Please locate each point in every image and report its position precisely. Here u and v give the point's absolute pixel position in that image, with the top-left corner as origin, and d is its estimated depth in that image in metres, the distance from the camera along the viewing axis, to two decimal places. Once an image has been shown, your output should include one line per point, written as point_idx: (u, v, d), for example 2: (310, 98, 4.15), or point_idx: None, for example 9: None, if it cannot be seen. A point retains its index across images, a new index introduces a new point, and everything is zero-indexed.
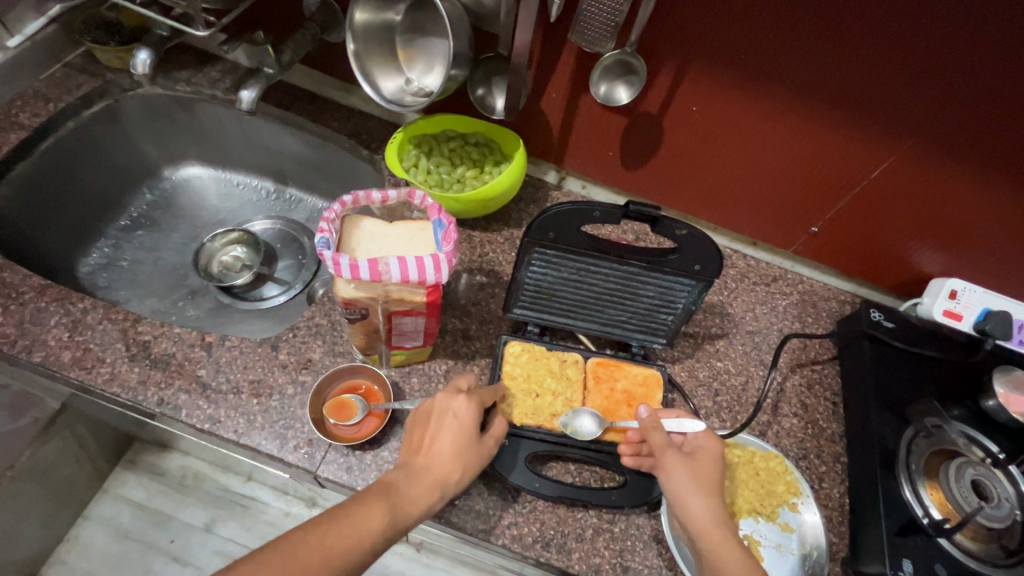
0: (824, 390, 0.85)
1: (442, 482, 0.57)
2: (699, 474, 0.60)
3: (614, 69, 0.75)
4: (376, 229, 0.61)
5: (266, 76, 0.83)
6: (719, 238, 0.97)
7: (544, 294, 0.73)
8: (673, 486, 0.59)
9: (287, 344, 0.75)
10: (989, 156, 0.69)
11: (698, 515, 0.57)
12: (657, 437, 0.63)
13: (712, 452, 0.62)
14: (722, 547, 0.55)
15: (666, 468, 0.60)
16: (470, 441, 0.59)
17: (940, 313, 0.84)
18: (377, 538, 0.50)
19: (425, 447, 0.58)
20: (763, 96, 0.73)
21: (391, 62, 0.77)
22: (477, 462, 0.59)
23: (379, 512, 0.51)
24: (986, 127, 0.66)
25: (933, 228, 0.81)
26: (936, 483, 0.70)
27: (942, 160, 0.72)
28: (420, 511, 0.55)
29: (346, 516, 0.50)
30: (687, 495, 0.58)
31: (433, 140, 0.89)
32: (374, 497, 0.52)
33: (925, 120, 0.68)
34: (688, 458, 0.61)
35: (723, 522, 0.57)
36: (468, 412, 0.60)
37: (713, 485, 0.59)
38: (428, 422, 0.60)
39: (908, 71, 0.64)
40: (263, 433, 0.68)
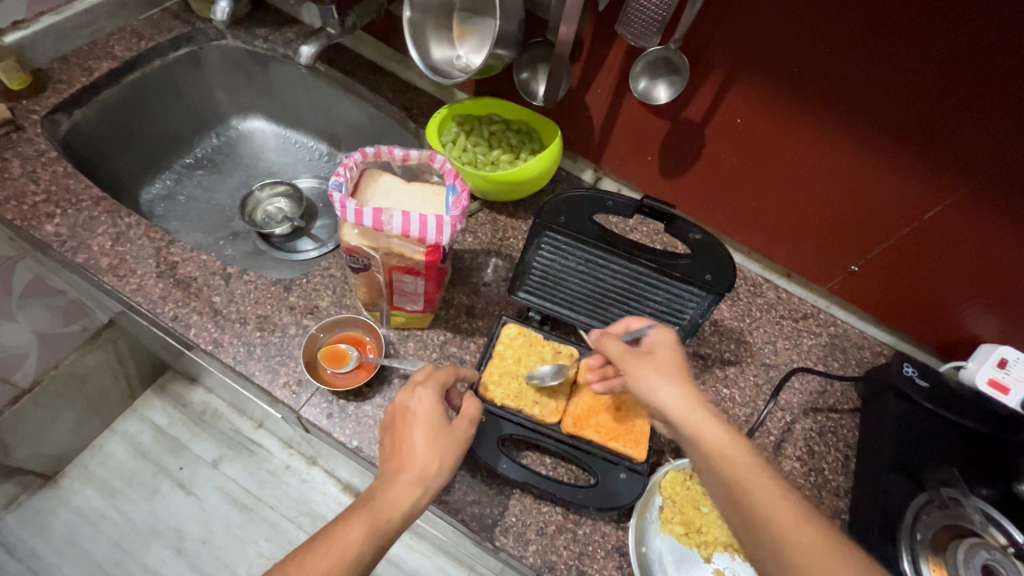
0: (837, 440, 0.79)
1: (421, 477, 0.55)
2: (661, 363, 0.57)
3: (657, 66, 0.73)
4: (394, 185, 0.63)
5: (327, 36, 0.89)
6: (750, 265, 0.92)
7: (552, 282, 0.72)
8: (643, 377, 0.56)
9: (299, 288, 0.78)
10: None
11: (673, 398, 0.54)
12: (610, 349, 0.60)
13: (668, 339, 0.60)
14: (704, 424, 0.52)
15: (629, 371, 0.58)
16: (441, 430, 0.58)
17: (982, 381, 0.76)
18: (361, 555, 0.49)
19: (399, 448, 0.57)
20: (812, 117, 0.69)
21: (444, 35, 0.80)
22: (455, 448, 0.58)
23: (357, 528, 0.50)
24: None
25: (991, 287, 0.73)
26: (940, 560, 0.63)
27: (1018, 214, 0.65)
28: (403, 510, 0.53)
29: (324, 541, 0.49)
30: (654, 386, 0.56)
31: (476, 119, 0.91)
32: (350, 514, 0.51)
33: (1004, 166, 0.62)
34: (646, 353, 0.58)
35: (701, 401, 0.54)
36: (432, 400, 0.59)
37: (678, 368, 0.57)
38: (396, 425, 0.59)
39: (979, 105, 0.59)
40: (258, 365, 0.71)
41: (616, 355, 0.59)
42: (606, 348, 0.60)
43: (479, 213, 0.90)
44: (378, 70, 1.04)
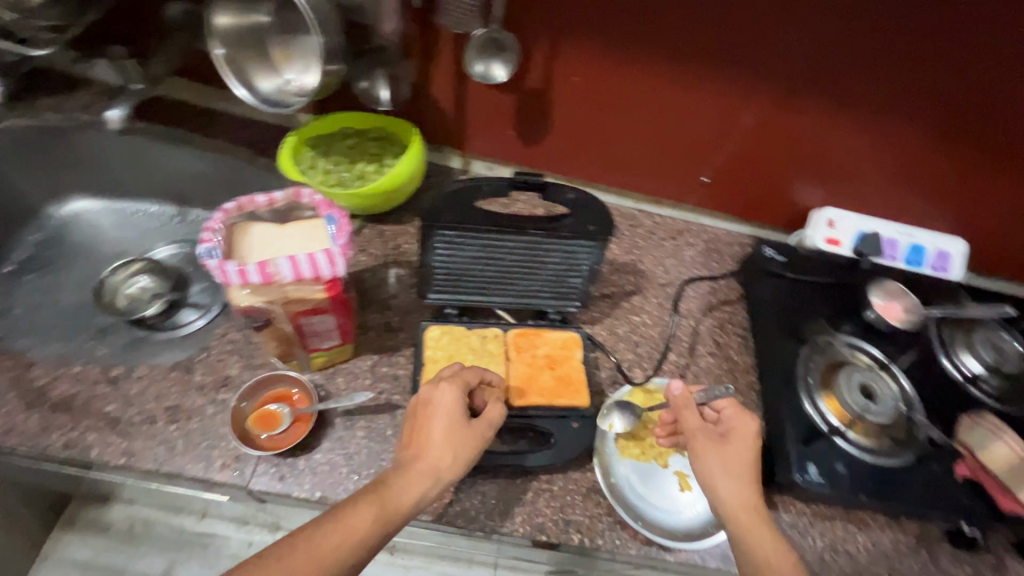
0: (735, 327, 0.91)
1: (434, 469, 0.58)
2: (731, 457, 0.62)
3: (487, 48, 0.75)
4: (269, 233, 0.61)
5: (136, 93, 0.90)
6: (624, 202, 1.01)
7: (458, 276, 0.75)
8: (709, 466, 0.62)
9: (202, 364, 0.73)
10: (854, 93, 0.77)
11: (728, 499, 0.60)
12: (688, 419, 0.66)
13: (747, 433, 0.64)
14: (757, 531, 0.58)
15: (698, 452, 0.63)
16: (460, 426, 0.61)
17: (823, 242, 0.92)
18: (367, 537, 0.51)
19: (417, 439, 0.60)
20: (635, 61, 0.77)
21: (267, 62, 0.76)
22: (472, 446, 0.60)
23: (366, 512, 0.52)
24: (846, 68, 0.74)
25: (808, 163, 0.88)
26: (832, 392, 0.76)
27: (812, 102, 0.79)
28: (412, 499, 0.55)
29: (334, 520, 0.51)
30: (716, 478, 0.61)
31: (329, 139, 0.89)
32: (359, 499, 0.53)
33: (792, 65, 0.74)
34: (721, 440, 0.63)
35: (758, 510, 0.59)
36: (451, 398, 0.62)
37: (747, 468, 0.62)
38: (417, 413, 0.62)
39: (756, 20, 0.70)
40: (185, 458, 0.66)
41: (692, 427, 0.65)
42: (686, 418, 0.66)
43: (364, 229, 0.89)
44: (205, 112, 0.97)
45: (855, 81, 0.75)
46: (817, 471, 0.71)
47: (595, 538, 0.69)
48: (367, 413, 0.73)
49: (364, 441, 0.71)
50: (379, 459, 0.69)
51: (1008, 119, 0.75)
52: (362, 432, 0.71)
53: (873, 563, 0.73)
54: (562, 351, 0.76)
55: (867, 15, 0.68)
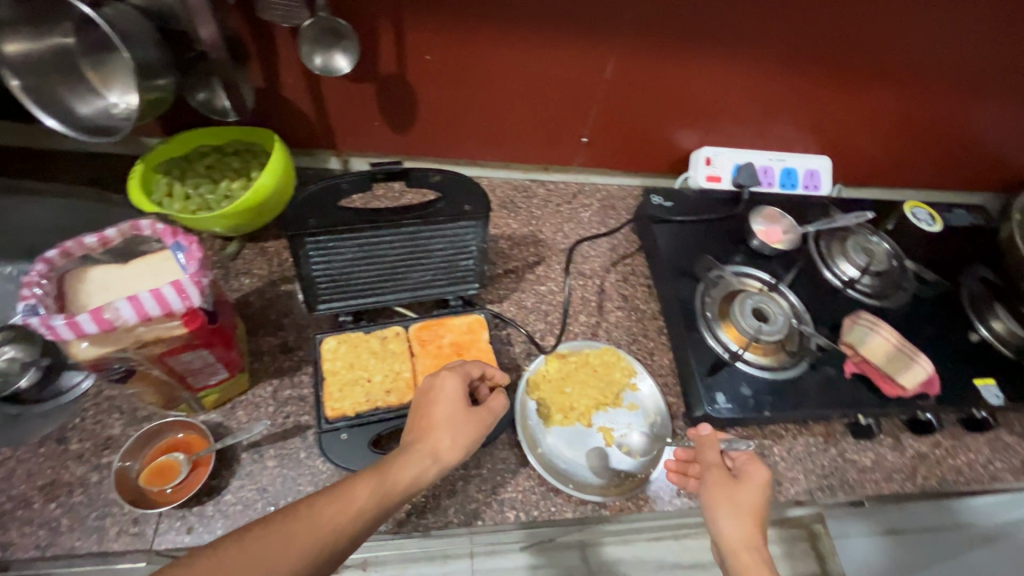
0: (638, 277, 0.94)
1: (435, 450, 0.57)
2: (741, 498, 0.62)
3: (323, 38, 0.69)
4: (111, 275, 0.56)
5: None
6: (514, 174, 1.00)
7: (343, 281, 0.71)
8: (719, 501, 0.62)
9: (77, 431, 0.66)
10: (704, 35, 0.79)
11: (729, 534, 0.60)
12: (709, 456, 0.67)
13: (760, 480, 0.64)
14: (754, 568, 0.57)
15: (712, 483, 0.64)
16: (461, 411, 0.60)
17: (704, 180, 0.97)
18: (368, 510, 0.51)
19: (420, 423, 0.59)
20: (483, 30, 0.74)
21: (81, 85, 0.68)
22: (472, 433, 0.60)
23: (367, 486, 0.52)
24: (691, 12, 0.75)
25: (677, 106, 0.90)
26: (730, 321, 0.80)
27: (668, 48, 0.80)
28: (413, 478, 0.54)
29: (336, 492, 0.51)
30: (720, 512, 0.62)
31: (184, 161, 0.82)
32: (363, 474, 0.53)
33: (641, 15, 0.75)
34: (735, 481, 0.64)
35: (760, 548, 0.59)
36: (451, 385, 0.61)
37: (754, 510, 0.62)
38: (422, 397, 0.62)
39: None
40: (73, 535, 0.60)
41: (711, 462, 0.67)
42: (707, 454, 0.68)
43: (244, 250, 0.84)
44: (33, 154, 0.86)
45: (703, 24, 0.77)
46: (726, 399, 0.75)
47: (531, 510, 0.70)
48: (275, 440, 0.69)
49: (277, 470, 0.67)
50: (296, 485, 0.66)
51: (840, 37, 0.79)
52: (273, 461, 0.68)
53: (791, 470, 0.79)
54: (469, 335, 0.75)
55: None
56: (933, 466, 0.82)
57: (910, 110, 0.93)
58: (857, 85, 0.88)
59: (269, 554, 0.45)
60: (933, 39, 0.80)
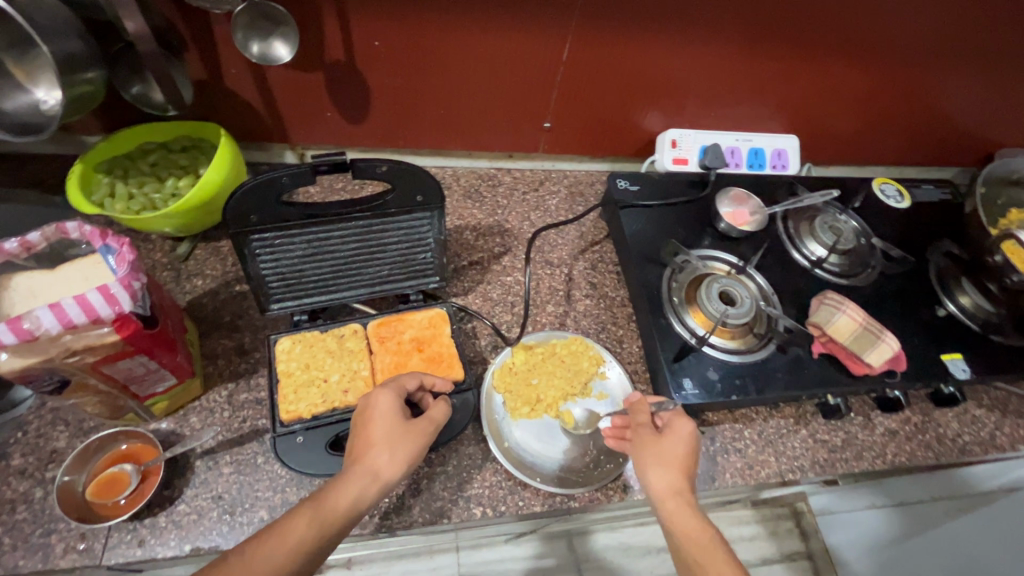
0: (606, 264, 0.92)
1: (373, 471, 0.54)
2: (666, 451, 0.60)
3: (259, 24, 0.66)
4: (38, 282, 0.53)
5: None
6: (478, 162, 0.98)
7: (294, 279, 0.69)
8: (644, 458, 0.60)
9: (19, 445, 0.63)
10: (659, 14, 0.76)
11: (656, 487, 0.58)
12: (637, 416, 0.66)
13: (686, 432, 0.61)
14: (682, 517, 0.55)
15: (639, 440, 0.62)
16: (399, 426, 0.57)
17: (670, 163, 0.95)
18: (302, 545, 0.49)
19: (358, 444, 0.56)
20: (432, 12, 0.71)
21: (1, 81, 0.63)
22: (412, 445, 0.57)
23: (299, 520, 0.50)
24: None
25: (638, 88, 0.88)
26: (696, 306, 0.79)
27: (624, 28, 0.78)
28: (351, 502, 0.52)
29: (268, 532, 0.49)
30: (648, 465, 0.59)
31: (127, 159, 0.79)
32: (296, 507, 0.51)
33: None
34: (660, 435, 0.62)
35: (688, 497, 0.57)
36: (385, 400, 0.58)
37: (680, 460, 0.59)
38: (359, 417, 0.59)
39: None
40: (17, 554, 0.58)
41: (638, 420, 0.65)
42: (635, 413, 0.66)
43: (196, 250, 0.81)
44: None
45: (658, 2, 0.74)
46: (693, 384, 0.73)
47: (498, 505, 0.69)
48: (231, 446, 0.67)
49: (232, 476, 0.65)
50: (253, 491, 0.64)
51: (800, 11, 0.78)
52: (229, 467, 0.65)
53: (761, 453, 0.78)
54: (430, 330, 0.73)
55: None
56: (903, 442, 0.82)
57: (875, 84, 0.91)
58: (820, 62, 0.86)
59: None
60: (893, 11, 0.78)
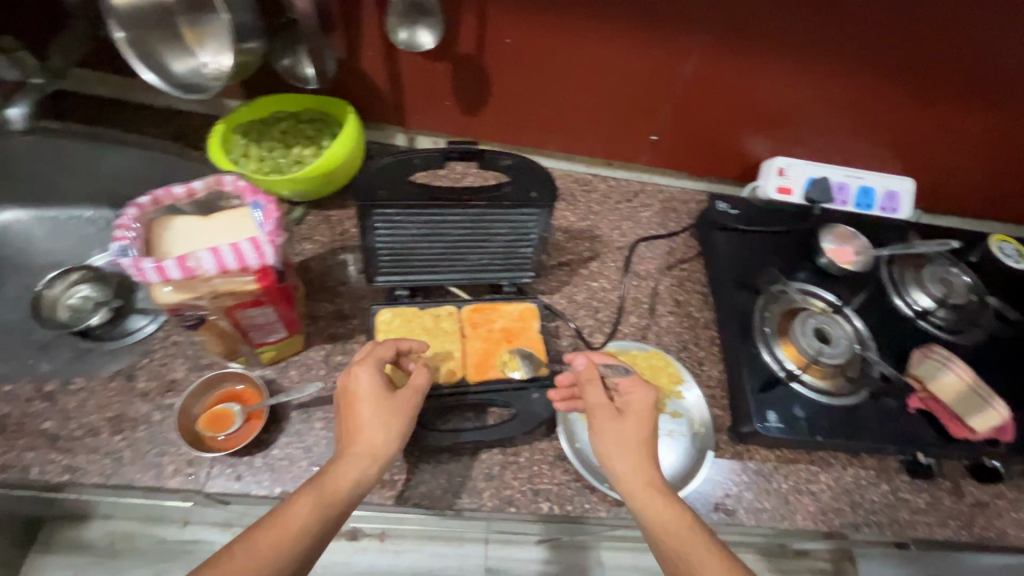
0: (693, 284, 0.91)
1: (367, 450, 0.57)
2: (627, 434, 0.61)
3: (411, 13, 0.70)
4: (192, 226, 0.58)
5: None
6: (577, 166, 0.99)
7: (402, 255, 0.72)
8: (602, 443, 0.62)
9: (145, 370, 0.70)
10: (790, 38, 0.75)
11: (624, 473, 0.60)
12: (589, 395, 0.64)
13: (644, 404, 0.63)
14: (656, 507, 0.57)
15: (597, 426, 0.63)
16: (383, 402, 0.59)
17: (774, 191, 0.92)
18: (309, 527, 0.53)
19: (346, 426, 0.59)
20: (566, 16, 0.73)
21: (177, 44, 0.70)
22: (400, 419, 0.60)
23: (302, 504, 0.54)
24: (779, 13, 0.72)
25: (753, 112, 0.87)
26: (788, 339, 0.77)
27: (749, 50, 0.77)
28: (351, 482, 0.56)
29: (274, 518, 0.53)
30: (613, 454, 0.61)
31: (261, 124, 0.85)
32: (297, 493, 0.55)
33: (724, 14, 0.72)
34: (619, 416, 0.63)
35: (654, 478, 0.59)
36: (367, 384, 0.60)
37: (641, 446, 0.61)
38: (344, 399, 0.61)
39: None
40: (134, 468, 0.64)
41: (592, 402, 0.64)
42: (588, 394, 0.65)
43: (309, 216, 0.86)
44: (127, 107, 0.91)
45: (791, 27, 0.73)
46: (777, 418, 0.72)
47: (565, 504, 0.69)
48: (324, 403, 0.71)
49: (323, 431, 0.69)
50: None
51: (943, 49, 0.74)
52: (320, 423, 0.70)
53: (836, 501, 0.75)
54: (520, 323, 0.75)
55: None
56: (992, 516, 0.77)
57: (1010, 135, 0.86)
58: (953, 104, 0.82)
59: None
60: None
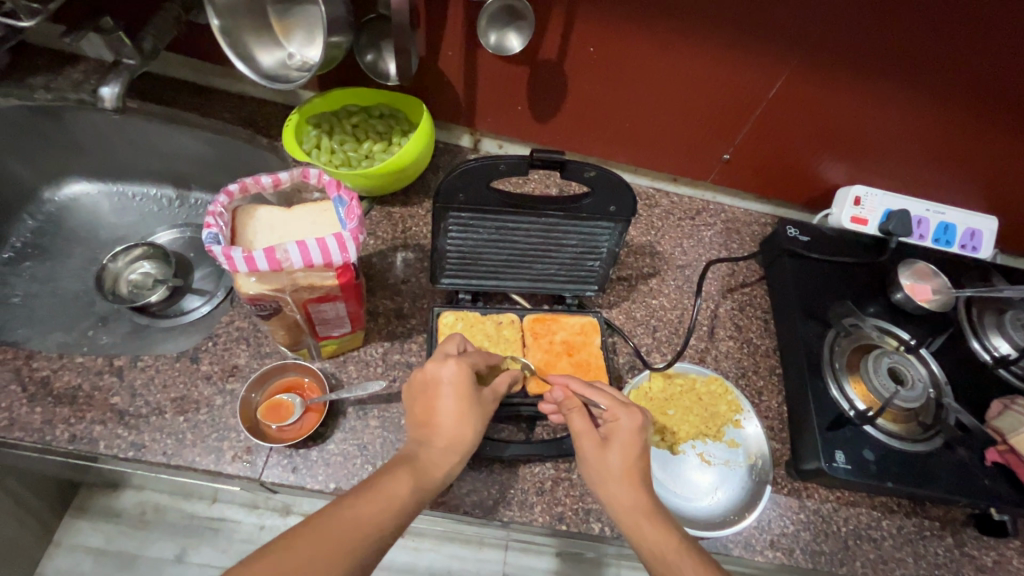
0: (755, 309, 0.88)
1: (460, 442, 0.56)
2: (611, 464, 0.57)
3: (501, 16, 0.70)
4: (275, 216, 0.59)
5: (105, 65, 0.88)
6: (640, 179, 0.98)
7: (470, 259, 0.72)
8: (592, 475, 0.58)
9: (208, 353, 0.71)
10: (891, 67, 0.72)
11: (616, 505, 0.55)
12: (573, 423, 0.60)
13: (629, 432, 0.58)
14: (650, 533, 0.53)
15: (585, 457, 0.58)
16: (478, 399, 0.58)
17: (848, 221, 0.89)
18: (408, 505, 0.50)
19: (427, 415, 0.57)
20: (655, 28, 0.71)
21: (267, 34, 0.71)
22: (486, 418, 0.59)
23: (404, 482, 0.51)
24: (884, 40, 0.68)
25: (834, 138, 0.84)
26: (858, 377, 0.74)
27: (844, 75, 0.74)
28: (444, 470, 0.54)
29: (372, 489, 0.49)
30: (605, 482, 0.56)
31: (332, 116, 0.84)
32: (394, 470, 0.52)
33: (825, 37, 0.69)
34: (604, 445, 0.58)
35: (647, 508, 0.55)
36: (461, 374, 0.58)
37: (631, 473, 0.56)
38: (426, 390, 0.58)
39: None
40: (195, 450, 0.64)
41: (580, 429, 0.60)
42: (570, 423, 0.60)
43: (372, 211, 0.85)
44: (202, 91, 0.92)
45: (895, 54, 0.70)
46: (846, 460, 0.69)
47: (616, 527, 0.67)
48: (380, 402, 0.71)
49: (378, 430, 0.69)
50: (393, 449, 0.68)
51: None
52: (376, 421, 0.69)
53: (898, 550, 0.72)
54: (581, 337, 0.74)
55: None
56: None
57: None
58: None
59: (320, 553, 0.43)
60: None
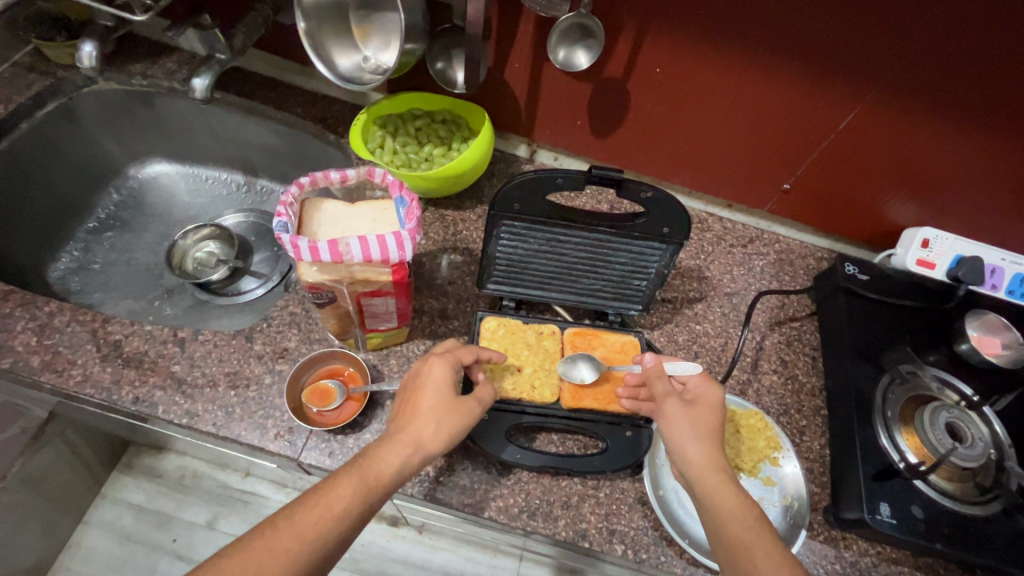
0: (803, 345, 0.85)
1: (416, 439, 0.55)
2: (701, 421, 0.60)
3: (571, 33, 0.72)
4: (339, 211, 0.62)
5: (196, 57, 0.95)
6: (694, 203, 0.97)
7: (517, 267, 0.73)
8: (669, 428, 0.60)
9: (262, 334, 0.75)
10: (970, 110, 0.69)
11: (694, 459, 0.58)
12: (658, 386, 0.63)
13: (712, 400, 0.61)
14: (721, 490, 0.55)
15: (666, 413, 0.61)
16: (447, 398, 0.58)
17: (912, 263, 0.85)
18: (350, 509, 0.50)
19: (404, 411, 0.58)
20: (720, 56, 0.72)
21: (346, 37, 0.74)
22: (457, 422, 0.57)
23: (345, 486, 0.51)
24: (963, 83, 0.66)
25: (904, 177, 0.81)
26: (911, 429, 0.71)
27: (916, 114, 0.71)
28: (394, 468, 0.53)
29: (313, 495, 0.50)
30: (684, 439, 0.59)
31: (397, 118, 0.87)
32: (340, 472, 0.52)
33: (906, 72, 0.67)
34: (688, 405, 0.61)
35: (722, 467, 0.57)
36: (437, 373, 0.59)
37: (714, 434, 0.59)
38: (410, 388, 0.60)
39: (859, 27, 0.64)
40: (242, 424, 0.68)
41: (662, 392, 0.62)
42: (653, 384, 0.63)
43: (425, 213, 0.88)
44: (278, 85, 0.97)
45: (976, 99, 0.67)
46: (891, 513, 0.65)
47: (639, 551, 0.66)
48: None
49: None
50: None
51: None
52: None
53: None
54: (620, 354, 0.74)
55: (994, 26, 0.60)
56: None
57: None
58: None
59: (257, 563, 0.46)
60: None
